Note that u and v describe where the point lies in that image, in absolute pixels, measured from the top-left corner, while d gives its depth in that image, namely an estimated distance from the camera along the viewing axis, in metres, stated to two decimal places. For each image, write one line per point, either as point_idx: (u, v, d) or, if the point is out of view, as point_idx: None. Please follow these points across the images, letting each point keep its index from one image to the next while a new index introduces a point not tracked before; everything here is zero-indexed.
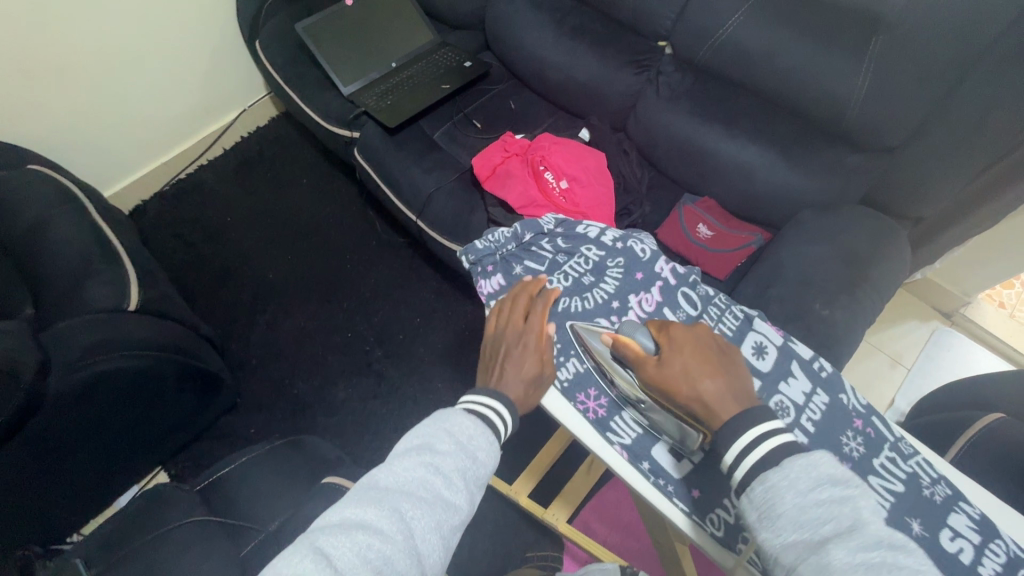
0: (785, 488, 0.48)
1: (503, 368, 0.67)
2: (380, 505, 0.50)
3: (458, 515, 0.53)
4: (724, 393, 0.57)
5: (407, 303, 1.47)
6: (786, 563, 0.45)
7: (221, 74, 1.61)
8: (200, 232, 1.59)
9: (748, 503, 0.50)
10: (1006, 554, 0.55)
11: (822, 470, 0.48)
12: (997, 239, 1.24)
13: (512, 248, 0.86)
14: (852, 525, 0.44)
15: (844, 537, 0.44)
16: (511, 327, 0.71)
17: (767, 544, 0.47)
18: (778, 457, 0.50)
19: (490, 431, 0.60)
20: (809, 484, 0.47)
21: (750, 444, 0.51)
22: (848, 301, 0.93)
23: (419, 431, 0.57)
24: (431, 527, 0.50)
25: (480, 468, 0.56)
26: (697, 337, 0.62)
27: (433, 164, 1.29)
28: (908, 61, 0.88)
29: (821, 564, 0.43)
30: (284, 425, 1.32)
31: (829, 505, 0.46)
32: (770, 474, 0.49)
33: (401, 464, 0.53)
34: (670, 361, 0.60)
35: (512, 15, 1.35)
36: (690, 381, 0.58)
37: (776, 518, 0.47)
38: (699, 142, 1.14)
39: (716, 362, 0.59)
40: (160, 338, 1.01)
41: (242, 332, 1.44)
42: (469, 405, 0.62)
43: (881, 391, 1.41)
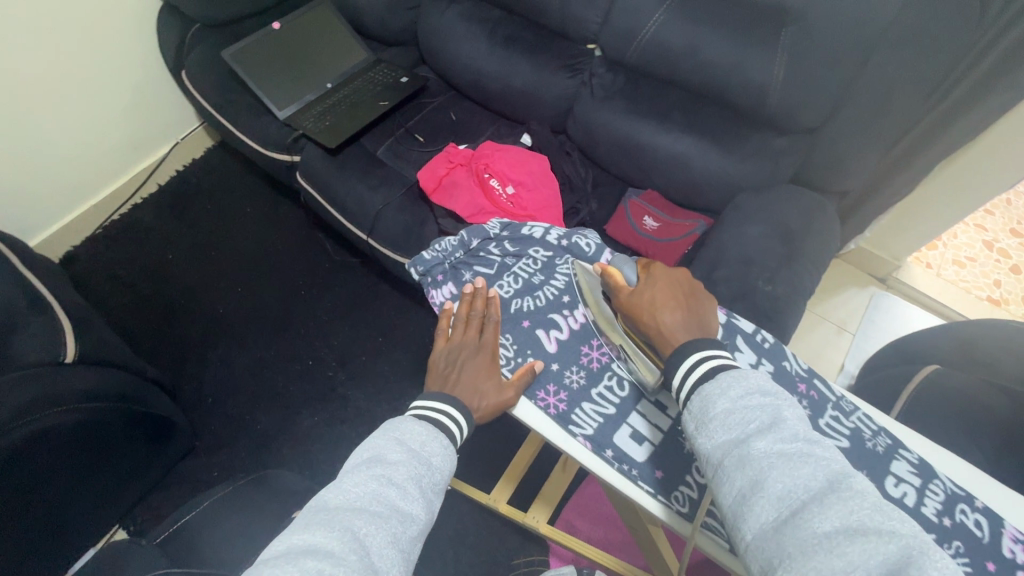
0: (718, 396, 0.51)
1: (457, 376, 0.70)
2: (329, 527, 0.47)
3: (415, 527, 0.51)
4: (680, 326, 0.59)
5: (367, 323, 1.45)
6: (714, 461, 0.48)
7: (147, 108, 1.55)
8: (140, 272, 1.52)
9: (688, 415, 0.53)
10: (944, 491, 0.58)
11: (753, 382, 0.51)
12: (915, 206, 1.34)
13: (460, 256, 0.87)
14: (773, 422, 0.47)
15: (765, 432, 0.47)
16: (466, 337, 0.74)
17: (700, 446, 0.50)
18: (717, 372, 0.53)
19: (442, 434, 0.61)
20: (740, 392, 0.50)
21: (695, 363, 0.55)
22: (787, 276, 0.98)
23: (368, 445, 0.57)
24: (387, 542, 0.48)
25: (434, 474, 0.57)
26: (675, 277, 0.65)
27: (378, 180, 1.27)
28: (817, 46, 0.95)
29: (741, 455, 0.46)
30: (248, 462, 1.27)
31: (754, 407, 0.48)
32: (707, 386, 0.52)
33: (350, 482, 0.52)
34: (642, 293, 0.63)
35: (443, 28, 1.36)
36: (653, 310, 0.61)
37: (709, 423, 0.50)
38: (637, 138, 1.18)
39: (685, 300, 0.62)
40: (103, 385, 0.96)
41: (194, 372, 1.38)
42: (420, 414, 0.64)
43: (830, 357, 1.48)
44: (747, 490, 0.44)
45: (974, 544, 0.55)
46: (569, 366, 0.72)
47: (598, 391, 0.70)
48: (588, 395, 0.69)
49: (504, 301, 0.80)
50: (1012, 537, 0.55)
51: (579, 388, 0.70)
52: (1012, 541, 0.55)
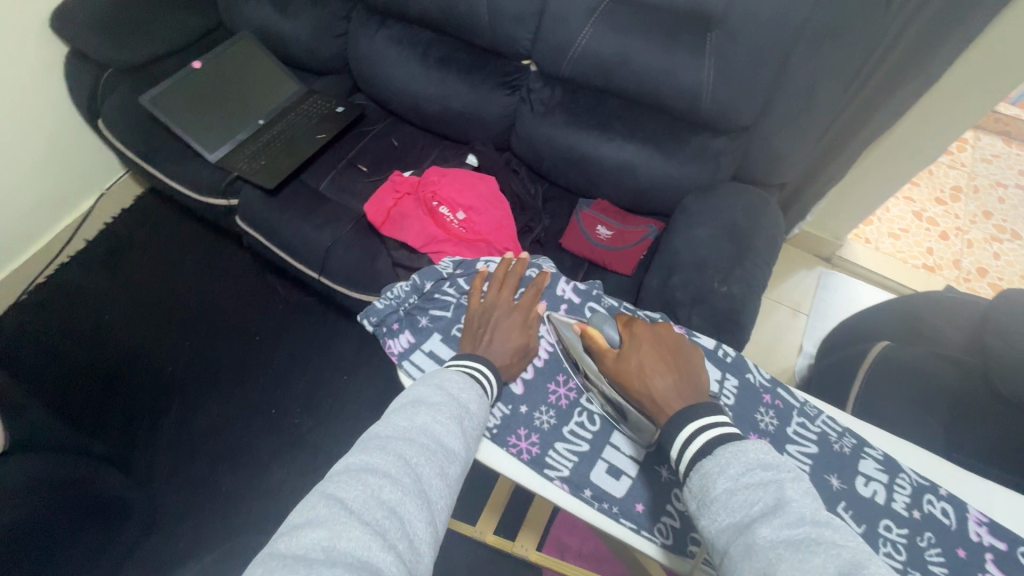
0: (717, 475, 0.50)
1: (491, 334, 0.71)
2: (386, 451, 0.51)
3: (459, 462, 0.55)
4: (674, 392, 0.58)
5: (329, 363, 1.39)
6: (722, 548, 0.47)
7: (63, 160, 1.45)
8: (75, 338, 1.41)
9: (689, 495, 0.51)
10: (911, 484, 0.60)
11: (753, 456, 0.49)
12: (850, 187, 1.41)
13: (415, 300, 0.83)
14: (777, 504, 0.45)
15: (770, 516, 0.45)
16: (500, 297, 0.76)
17: (707, 531, 0.49)
18: (715, 446, 0.52)
19: (477, 385, 0.63)
20: (740, 469, 0.49)
21: (691, 435, 0.54)
22: (741, 274, 1.00)
23: (412, 390, 0.60)
24: (435, 473, 0.52)
25: (473, 419, 0.59)
26: (660, 335, 0.64)
27: (324, 218, 1.23)
28: (742, 48, 0.97)
29: (746, 544, 0.44)
30: (218, 528, 1.20)
31: (755, 488, 0.47)
32: (706, 461, 0.51)
33: (400, 417, 0.56)
34: (628, 356, 0.63)
35: (375, 53, 1.33)
36: (642, 376, 0.60)
37: (711, 504, 0.49)
38: (582, 149, 1.19)
39: (673, 359, 0.61)
40: (12, 480, 0.88)
41: (147, 439, 1.29)
42: (459, 366, 0.65)
43: (789, 340, 1.53)
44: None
45: (943, 532, 0.57)
46: (538, 406, 0.71)
47: (569, 428, 0.69)
48: (559, 434, 0.68)
49: None
50: (977, 520, 0.57)
51: (550, 427, 0.69)
52: (977, 524, 0.57)
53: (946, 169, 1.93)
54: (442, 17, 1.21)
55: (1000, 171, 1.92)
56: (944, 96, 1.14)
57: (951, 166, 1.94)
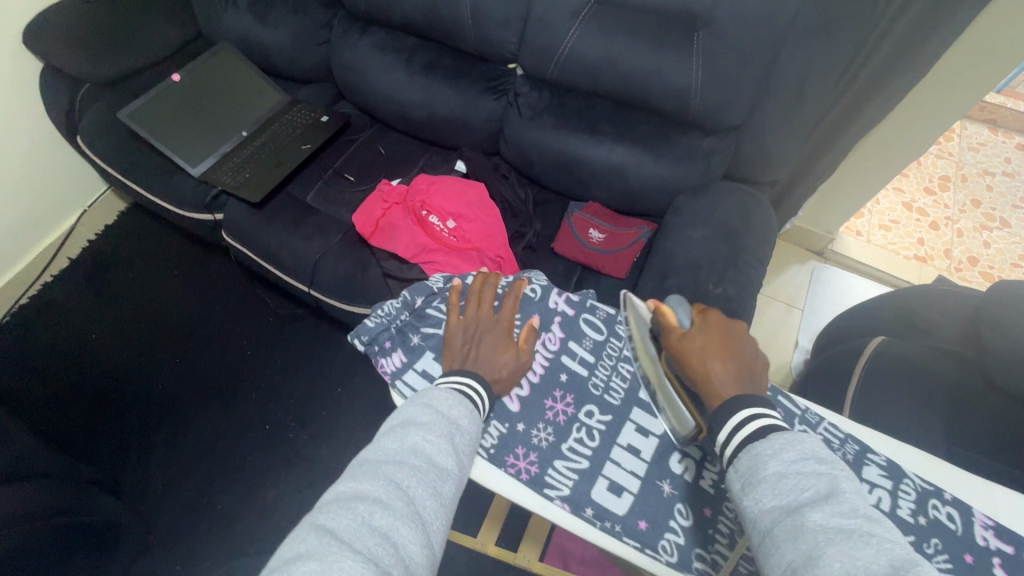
0: (770, 457, 0.49)
1: (477, 350, 0.70)
2: (375, 476, 0.50)
3: (452, 480, 0.53)
4: (730, 379, 0.58)
5: (322, 376, 1.37)
6: (763, 527, 0.46)
7: (42, 179, 1.43)
8: (60, 359, 1.38)
9: (733, 474, 0.51)
10: (915, 489, 0.59)
11: (808, 446, 0.49)
12: (839, 181, 1.41)
13: (406, 318, 0.81)
14: (829, 493, 0.45)
15: (821, 503, 0.45)
16: (481, 312, 0.75)
17: (747, 509, 0.48)
18: (767, 431, 0.51)
19: (466, 400, 0.62)
20: (793, 455, 0.48)
21: (744, 418, 0.53)
22: (735, 274, 0.99)
23: (400, 410, 0.58)
24: (428, 494, 0.50)
25: (465, 435, 0.58)
26: (730, 327, 0.63)
27: (312, 229, 1.21)
28: (730, 48, 0.96)
29: (795, 526, 0.44)
30: (214, 548, 1.17)
31: (809, 476, 0.47)
32: (758, 444, 0.51)
33: (388, 440, 0.54)
34: (693, 337, 0.62)
35: (358, 61, 1.31)
36: (702, 356, 0.60)
37: (758, 484, 0.48)
38: (572, 152, 1.18)
39: (737, 351, 0.61)
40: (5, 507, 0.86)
41: (138, 460, 1.27)
42: (447, 384, 0.64)
43: (785, 335, 1.53)
44: (801, 563, 0.42)
45: (949, 537, 0.56)
46: (536, 423, 0.69)
47: (568, 446, 0.67)
48: (558, 452, 0.67)
49: None
50: (982, 523, 0.57)
51: (549, 445, 0.67)
52: (983, 528, 0.57)
53: (935, 158, 1.94)
54: (426, 22, 1.19)
55: (987, 159, 1.93)
56: (932, 87, 1.14)
57: (938, 155, 1.94)
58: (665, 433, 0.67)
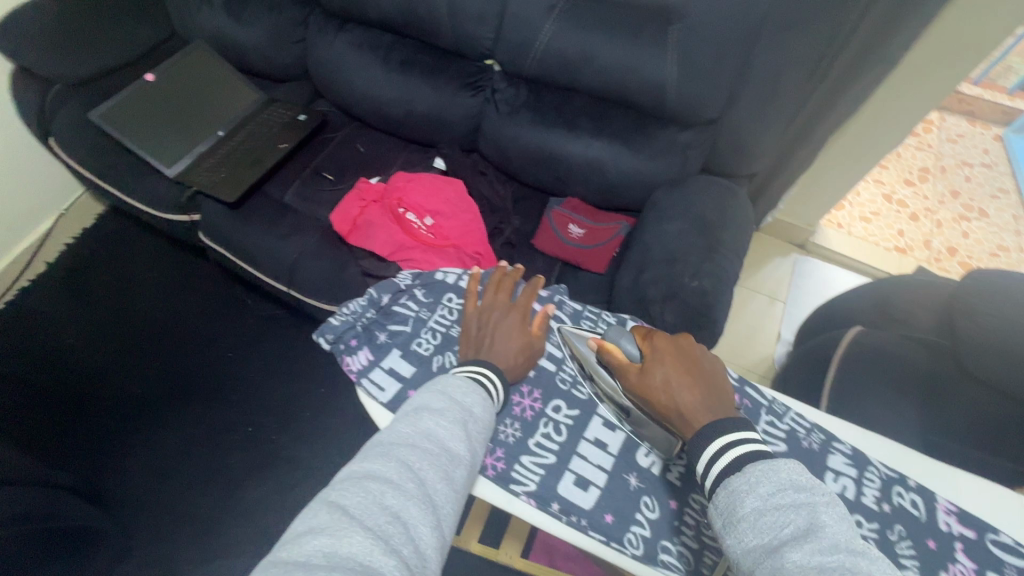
0: (746, 493, 0.47)
1: (493, 336, 0.69)
2: (388, 457, 0.49)
3: (464, 467, 0.53)
4: (701, 405, 0.56)
5: (304, 377, 1.36)
6: (745, 568, 0.44)
7: (16, 182, 1.41)
8: (37, 363, 1.36)
9: (713, 511, 0.49)
10: (880, 477, 0.59)
11: (785, 475, 0.47)
12: (818, 173, 1.42)
13: (372, 315, 0.80)
14: (810, 529, 0.43)
15: (801, 542, 0.42)
16: (497, 299, 0.75)
17: (729, 549, 0.46)
18: (744, 461, 0.49)
19: (481, 388, 0.61)
20: (770, 488, 0.46)
21: (719, 449, 0.51)
22: (712, 267, 0.99)
23: (416, 394, 0.58)
24: (439, 478, 0.50)
25: (477, 423, 0.57)
26: (680, 346, 0.62)
27: (290, 227, 1.20)
28: (704, 42, 0.96)
29: (775, 567, 0.42)
30: (196, 551, 1.16)
31: (787, 509, 0.44)
32: (734, 478, 0.49)
33: (403, 423, 0.54)
34: (650, 370, 0.60)
35: (335, 58, 1.30)
36: (667, 390, 0.58)
37: (737, 522, 0.46)
38: (550, 148, 1.17)
39: (698, 372, 0.59)
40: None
41: (117, 464, 1.25)
42: (462, 373, 0.63)
43: (768, 328, 1.54)
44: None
45: (912, 523, 0.57)
46: (504, 419, 0.69)
47: (536, 441, 0.67)
48: (526, 447, 0.66)
49: (425, 358, 0.74)
50: (946, 509, 0.57)
51: (516, 441, 0.67)
52: (946, 514, 0.57)
53: (914, 150, 1.95)
54: (401, 18, 1.18)
55: (966, 151, 1.95)
56: (906, 78, 1.15)
57: (918, 147, 1.96)
58: (631, 426, 0.68)
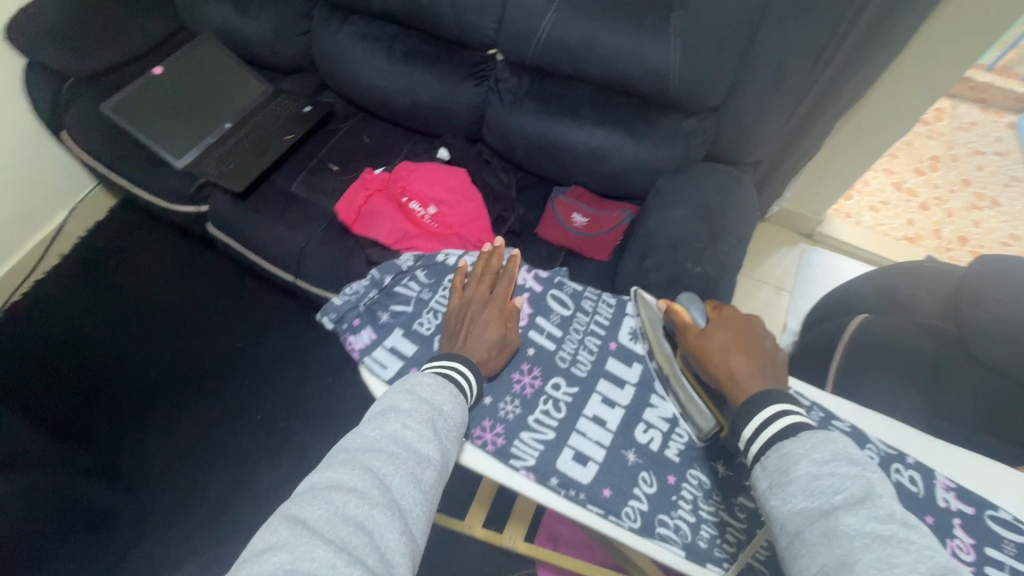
0: (800, 458, 0.48)
1: (469, 330, 0.71)
2: (352, 466, 0.50)
3: (433, 468, 0.54)
4: (751, 373, 0.57)
5: (312, 365, 1.38)
6: (791, 528, 0.45)
7: (30, 175, 1.44)
8: (53, 350, 1.39)
9: (761, 472, 0.50)
10: (878, 454, 0.60)
11: (841, 446, 0.48)
12: (823, 162, 1.41)
13: (375, 296, 0.82)
14: (864, 497, 0.44)
15: (855, 507, 0.43)
16: (477, 293, 0.76)
17: (774, 509, 0.47)
18: (798, 430, 0.50)
19: (449, 385, 0.62)
20: (826, 456, 0.47)
21: (775, 415, 0.52)
22: (715, 253, 0.99)
23: (382, 398, 0.58)
24: (407, 482, 0.50)
25: (446, 421, 0.58)
26: (750, 322, 0.63)
27: (297, 217, 1.22)
28: (706, 27, 0.96)
29: (827, 529, 0.43)
30: (208, 534, 1.19)
31: (842, 477, 0.45)
32: (788, 443, 0.49)
33: (369, 427, 0.54)
34: (711, 334, 0.62)
35: (340, 50, 1.31)
36: (721, 352, 0.60)
37: (788, 484, 0.47)
38: (554, 137, 1.18)
39: (761, 347, 0.60)
40: None
41: (131, 449, 1.28)
42: (433, 370, 0.64)
43: (774, 317, 1.53)
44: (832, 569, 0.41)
45: (910, 499, 0.57)
46: (503, 396, 0.70)
47: (535, 418, 0.68)
48: (524, 424, 0.67)
49: (427, 338, 0.75)
50: (945, 486, 0.58)
51: (515, 418, 0.68)
52: (945, 490, 0.57)
53: (925, 139, 1.93)
54: (404, 9, 1.19)
55: (978, 139, 1.92)
56: (912, 63, 1.14)
57: (929, 136, 1.94)
58: (630, 403, 0.68)
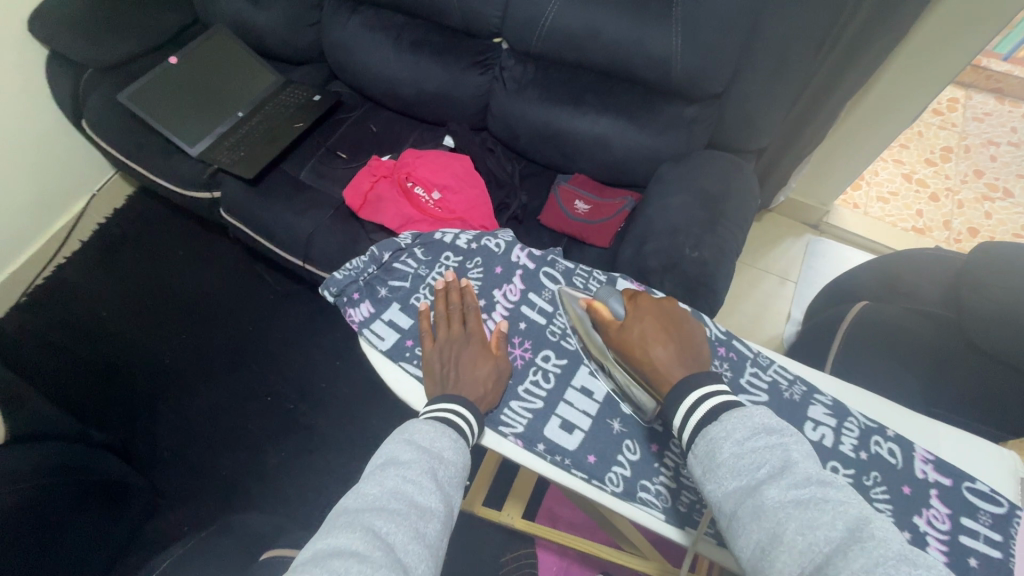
0: (724, 440, 0.50)
1: (457, 368, 0.68)
2: (353, 528, 0.48)
3: (437, 519, 0.51)
4: (675, 360, 0.58)
5: (320, 348, 1.42)
6: (728, 510, 0.47)
7: (53, 164, 1.49)
8: (75, 333, 1.45)
9: (693, 459, 0.51)
10: (859, 427, 0.62)
11: (758, 420, 0.50)
12: (829, 151, 1.40)
13: (373, 271, 0.84)
14: (783, 467, 0.46)
15: (777, 478, 0.46)
16: (452, 329, 0.72)
17: (711, 493, 0.49)
18: (718, 412, 0.52)
19: (450, 428, 0.60)
20: (745, 433, 0.49)
21: (695, 401, 0.53)
22: (712, 239, 1.00)
23: (382, 451, 0.57)
24: (410, 537, 0.48)
25: (449, 467, 0.56)
26: (664, 308, 0.64)
27: (305, 204, 1.25)
28: (708, 16, 0.96)
29: (756, 505, 0.45)
30: (220, 509, 1.23)
31: (763, 451, 0.48)
32: (711, 427, 0.51)
33: (368, 485, 0.52)
34: (631, 327, 0.62)
35: (349, 40, 1.34)
36: (644, 345, 0.60)
37: (718, 468, 0.49)
38: (557, 126, 1.19)
39: (678, 332, 0.60)
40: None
41: (147, 427, 1.33)
42: (431, 414, 0.63)
43: (778, 307, 1.54)
44: (767, 543, 0.43)
45: (889, 470, 0.60)
46: None
47: (524, 388, 0.71)
48: (515, 393, 0.71)
49: None
50: (923, 458, 0.60)
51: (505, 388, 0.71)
52: (923, 462, 0.60)
53: (937, 129, 1.90)
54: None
55: (993, 129, 1.89)
56: (918, 50, 1.13)
57: (941, 126, 1.91)
58: None
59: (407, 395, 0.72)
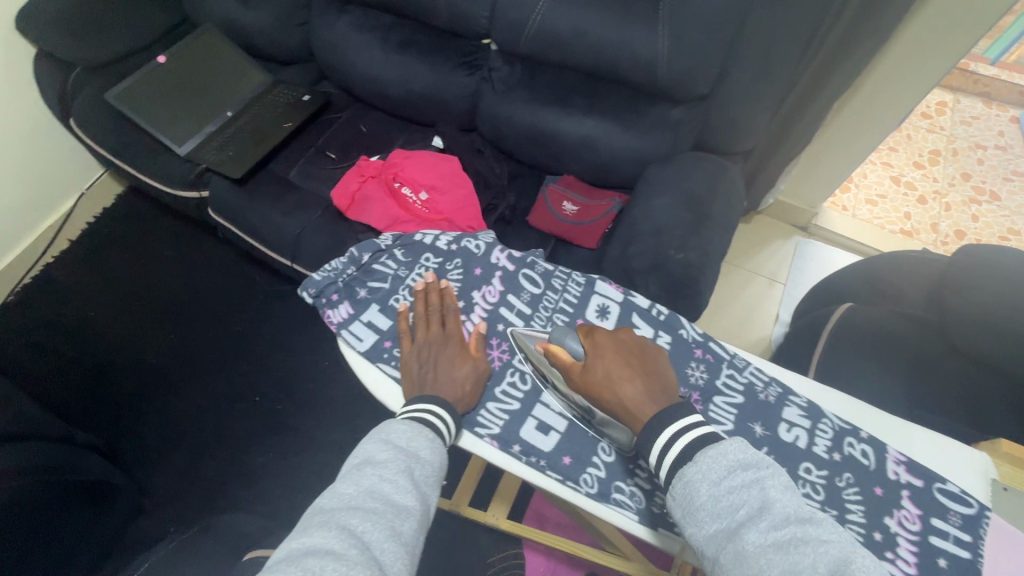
0: (700, 482, 0.49)
1: (436, 368, 0.69)
2: (329, 527, 0.48)
3: (413, 517, 0.52)
4: (644, 398, 0.58)
5: (308, 349, 1.42)
6: (710, 555, 0.47)
7: (40, 163, 1.49)
8: (61, 334, 1.44)
9: (672, 502, 0.51)
10: (833, 429, 0.63)
11: (732, 457, 0.49)
12: (816, 153, 1.41)
13: (353, 272, 0.83)
14: (761, 508, 0.46)
15: (756, 521, 0.45)
16: (432, 331, 0.73)
17: (693, 538, 0.49)
18: (692, 450, 0.51)
19: (427, 428, 0.60)
20: (721, 473, 0.49)
21: (669, 439, 0.53)
22: (697, 241, 1.00)
23: (358, 450, 0.56)
24: (386, 536, 0.49)
25: (426, 466, 0.57)
26: (620, 342, 0.63)
27: (293, 205, 1.25)
28: (693, 18, 0.97)
29: (737, 551, 0.44)
30: (205, 510, 1.23)
31: (739, 491, 0.47)
32: (687, 468, 0.51)
33: (344, 484, 0.52)
34: (594, 367, 0.61)
35: (337, 40, 1.34)
36: (611, 385, 0.59)
37: (697, 511, 0.48)
38: (544, 127, 1.19)
39: (640, 366, 0.60)
40: None
41: (133, 427, 1.33)
42: (409, 414, 0.63)
43: (766, 308, 1.54)
44: None
45: (862, 472, 0.61)
46: None
47: (502, 389, 0.71)
48: (492, 394, 0.71)
49: None
50: (896, 460, 0.61)
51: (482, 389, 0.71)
52: (895, 464, 0.61)
53: (925, 133, 1.91)
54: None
55: (980, 133, 1.91)
56: (903, 54, 1.14)
57: (929, 129, 1.92)
58: None
59: (384, 396, 0.72)
